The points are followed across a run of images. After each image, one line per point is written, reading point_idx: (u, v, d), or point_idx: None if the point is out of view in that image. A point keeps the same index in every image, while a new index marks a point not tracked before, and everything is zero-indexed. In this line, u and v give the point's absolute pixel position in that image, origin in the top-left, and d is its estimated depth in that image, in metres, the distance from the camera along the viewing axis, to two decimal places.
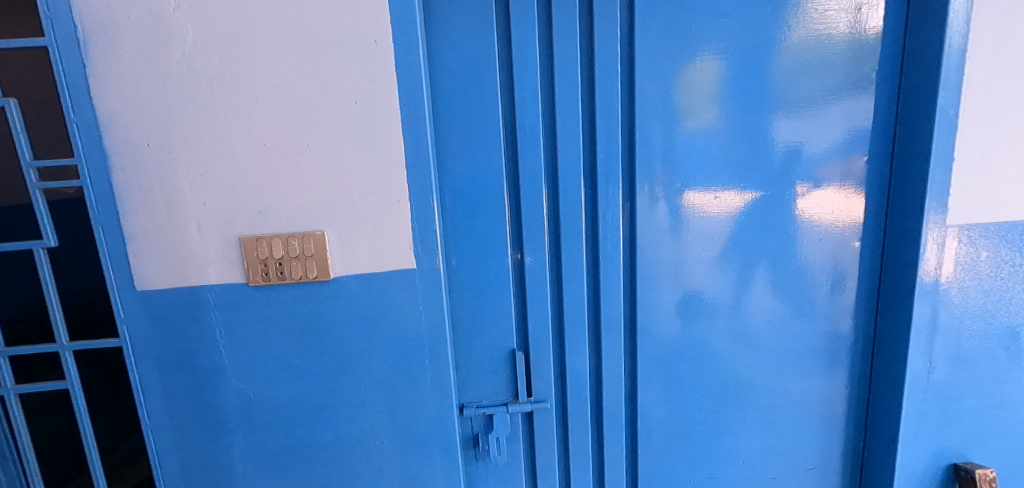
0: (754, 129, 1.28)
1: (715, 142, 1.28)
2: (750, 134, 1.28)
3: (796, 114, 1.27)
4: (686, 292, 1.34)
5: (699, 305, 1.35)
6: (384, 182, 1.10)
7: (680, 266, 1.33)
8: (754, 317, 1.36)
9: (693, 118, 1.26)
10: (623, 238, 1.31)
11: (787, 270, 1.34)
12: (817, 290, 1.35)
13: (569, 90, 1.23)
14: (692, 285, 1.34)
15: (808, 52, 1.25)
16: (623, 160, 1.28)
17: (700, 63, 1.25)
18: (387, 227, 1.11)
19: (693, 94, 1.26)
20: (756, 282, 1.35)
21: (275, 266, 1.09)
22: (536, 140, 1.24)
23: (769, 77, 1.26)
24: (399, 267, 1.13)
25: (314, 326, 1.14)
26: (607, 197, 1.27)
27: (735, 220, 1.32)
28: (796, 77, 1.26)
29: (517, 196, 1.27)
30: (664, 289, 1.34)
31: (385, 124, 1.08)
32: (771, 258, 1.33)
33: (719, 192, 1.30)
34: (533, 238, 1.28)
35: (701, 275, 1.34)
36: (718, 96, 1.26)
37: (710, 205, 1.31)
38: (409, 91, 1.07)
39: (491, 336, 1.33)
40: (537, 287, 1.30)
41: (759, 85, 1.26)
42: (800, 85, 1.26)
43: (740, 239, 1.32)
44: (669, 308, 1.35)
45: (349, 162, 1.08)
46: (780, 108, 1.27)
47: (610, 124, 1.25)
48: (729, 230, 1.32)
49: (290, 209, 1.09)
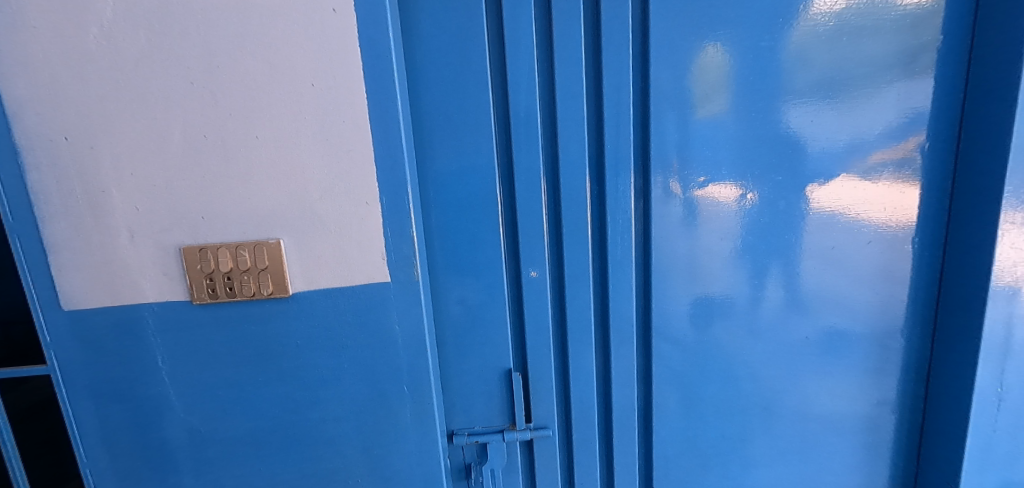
0: (788, 114, 1.08)
1: (743, 130, 1.08)
2: (785, 120, 1.08)
3: (841, 94, 1.07)
4: (708, 303, 1.16)
5: (724, 318, 1.16)
6: (349, 180, 0.92)
7: (701, 274, 1.14)
8: (786, 329, 1.17)
9: (713, 104, 1.07)
10: (634, 241, 1.12)
11: (826, 277, 1.15)
12: (862, 300, 1.16)
13: (571, 67, 1.04)
14: (715, 295, 1.15)
15: (856, 20, 1.05)
16: (634, 151, 1.09)
17: (722, 42, 1.05)
18: (355, 234, 0.94)
19: (710, 80, 1.06)
20: (788, 292, 1.16)
21: (224, 281, 0.92)
22: (532, 128, 1.06)
23: (808, 51, 1.06)
24: (370, 280, 0.96)
25: (272, 350, 0.97)
26: (617, 196, 1.09)
27: (764, 219, 1.12)
28: (841, 50, 1.06)
29: (512, 195, 1.09)
30: (683, 300, 1.15)
31: (350, 110, 0.90)
32: (808, 264, 1.14)
33: (747, 187, 1.11)
34: (530, 244, 1.10)
35: (726, 283, 1.15)
36: (731, 84, 1.07)
37: (736, 200, 1.11)
38: (378, 70, 0.89)
39: (485, 355, 1.15)
40: (535, 300, 1.12)
41: (796, 62, 1.06)
42: (846, 59, 1.06)
43: (770, 241, 1.13)
44: (689, 322, 1.16)
45: (306, 156, 0.91)
46: (821, 87, 1.07)
47: (620, 108, 1.06)
48: (758, 231, 1.13)
49: (239, 213, 0.91)
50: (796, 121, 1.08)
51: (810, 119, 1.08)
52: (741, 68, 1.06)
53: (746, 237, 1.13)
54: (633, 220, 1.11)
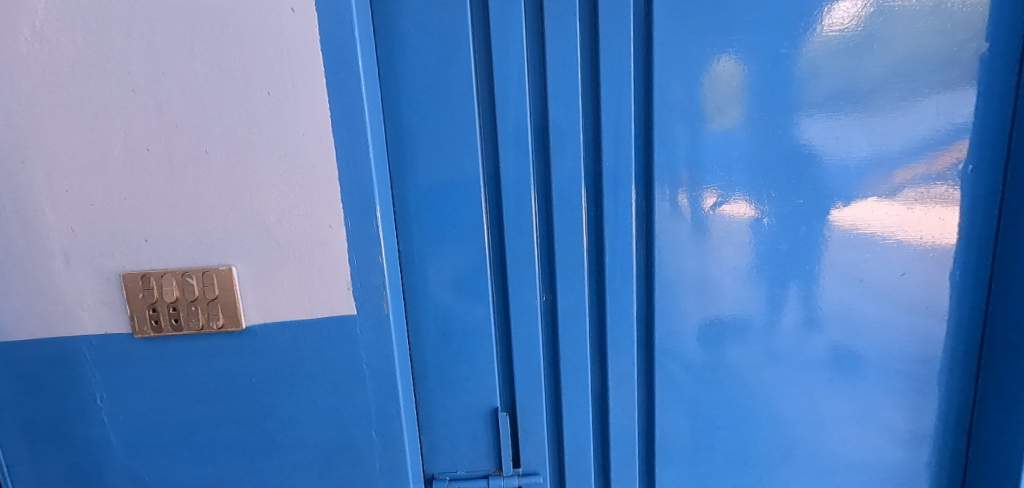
0: (807, 129, 0.96)
1: (759, 144, 0.96)
2: (803, 135, 0.96)
3: (867, 106, 0.95)
4: (718, 327, 1.03)
5: (736, 342, 1.03)
6: (310, 200, 0.82)
7: (712, 291, 1.01)
8: (810, 348, 1.03)
9: (732, 113, 0.95)
10: (637, 267, 1.00)
11: (854, 311, 1.02)
12: (894, 337, 1.02)
13: (565, 75, 0.93)
14: (725, 319, 1.03)
15: (885, 25, 0.93)
16: (636, 168, 0.97)
17: (739, 50, 0.94)
18: (317, 261, 0.83)
19: (732, 88, 0.94)
20: (811, 326, 1.03)
21: (169, 312, 0.82)
22: (522, 142, 0.94)
23: (830, 60, 0.94)
24: (334, 313, 0.85)
25: (224, 389, 0.87)
26: (617, 217, 0.97)
27: (784, 243, 1.00)
28: (868, 58, 0.94)
29: (500, 216, 0.97)
30: (693, 328, 1.02)
31: (311, 123, 0.80)
32: (833, 296, 1.01)
33: (762, 208, 0.99)
34: (519, 271, 0.98)
35: (739, 304, 1.02)
36: (758, 91, 0.95)
37: (751, 219, 0.99)
38: (342, 77, 0.79)
39: (468, 394, 1.03)
40: (524, 334, 1.00)
41: (816, 71, 0.94)
42: (873, 68, 0.94)
43: (791, 269, 1.01)
44: (699, 340, 1.03)
45: (262, 172, 0.81)
46: (844, 99, 0.95)
47: (620, 120, 0.94)
48: (775, 255, 1.00)
49: (186, 235, 0.81)
50: (816, 136, 0.96)
51: (832, 134, 0.96)
52: (760, 79, 0.94)
53: (760, 262, 1.01)
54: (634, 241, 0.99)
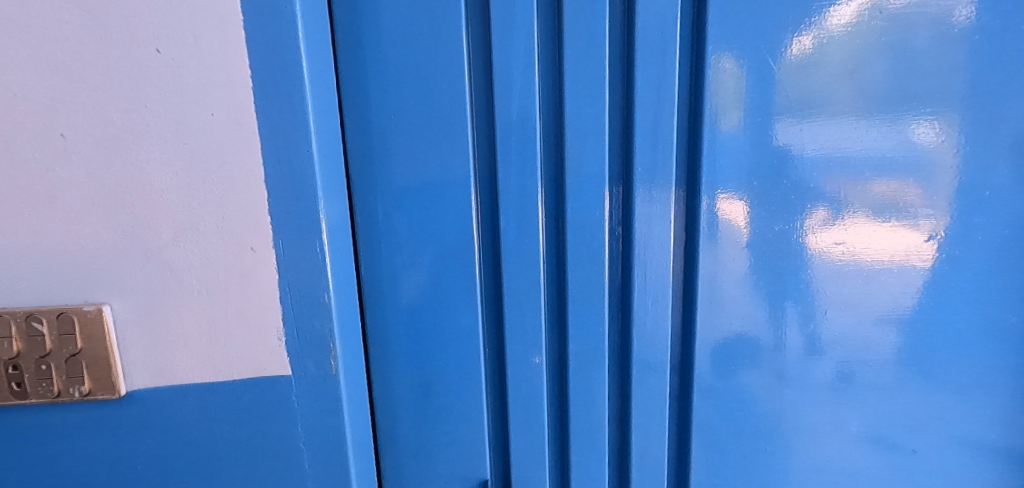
0: (795, 132, 0.69)
1: (840, 147, 0.69)
2: (788, 140, 0.69)
3: (876, 114, 0.69)
4: (725, 346, 0.74)
5: (753, 363, 0.75)
6: (218, 213, 0.55)
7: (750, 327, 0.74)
8: (896, 413, 0.77)
9: (739, 113, 0.68)
10: (673, 305, 0.74)
11: (959, 367, 0.75)
12: (1008, 402, 0.76)
13: (591, 46, 0.67)
14: (751, 349, 0.75)
15: (888, 27, 0.67)
16: (680, 174, 0.71)
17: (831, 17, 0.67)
18: (233, 300, 0.57)
19: (796, 80, 0.68)
20: (901, 384, 0.76)
21: (7, 374, 0.56)
22: (529, 137, 0.68)
23: (831, 49, 0.67)
24: (257, 373, 0.59)
25: (98, 478, 0.60)
26: (649, 238, 0.71)
27: (878, 282, 0.74)
28: (882, 54, 0.67)
29: (495, 235, 0.72)
30: (746, 390, 0.76)
31: (223, 99, 0.54)
32: (931, 346, 0.75)
33: (846, 237, 0.72)
34: (519, 311, 0.73)
35: (745, 317, 0.74)
36: (863, 75, 0.68)
37: (832, 246, 0.72)
38: (271, 35, 0.53)
39: (448, 469, 0.77)
40: (524, 392, 0.75)
41: (814, 64, 0.68)
42: (887, 67, 0.68)
43: (884, 312, 0.74)
44: (720, 373, 0.75)
45: (147, 169, 0.54)
46: (847, 99, 0.68)
47: (661, 110, 0.68)
48: (863, 298, 0.74)
49: (34, 260, 0.55)
50: (806, 143, 0.69)
51: (828, 145, 0.69)
52: (865, 54, 0.67)
53: (836, 302, 0.74)
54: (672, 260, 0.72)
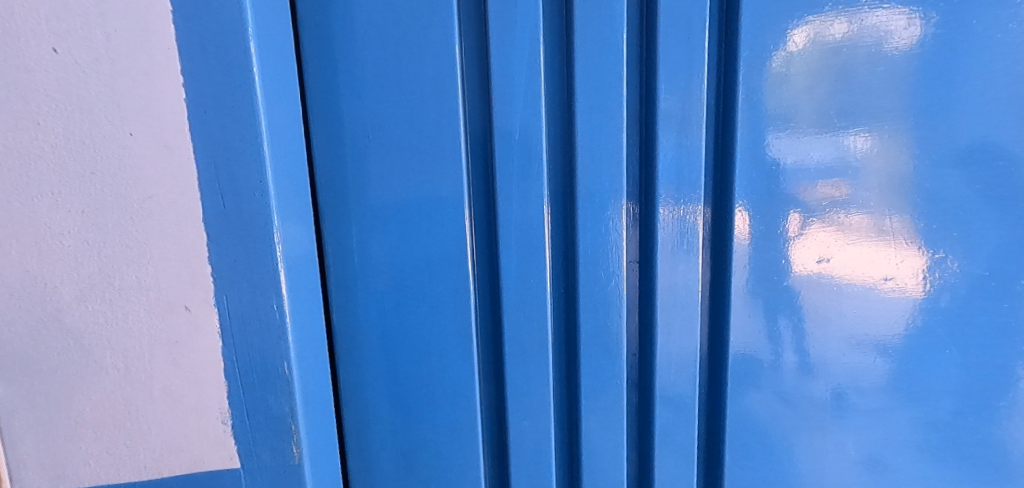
0: (802, 150, 0.57)
1: (898, 166, 0.57)
2: (794, 159, 0.57)
3: (906, 129, 0.56)
4: (754, 392, 0.62)
5: (798, 425, 0.63)
6: (136, 262, 0.42)
7: (793, 382, 0.62)
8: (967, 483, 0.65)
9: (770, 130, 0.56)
10: (701, 353, 0.63)
11: None
12: None
13: (609, 51, 0.55)
14: (794, 409, 0.62)
15: (840, 64, 0.55)
16: (710, 201, 0.59)
17: (876, 23, 0.55)
18: (160, 375, 0.44)
19: (826, 96, 0.56)
20: (975, 451, 0.64)
21: None
22: (533, 160, 0.56)
23: (822, 61, 0.55)
24: (191, 468, 0.46)
25: None
26: (674, 277, 0.59)
27: (942, 331, 0.61)
28: (890, 66, 0.55)
29: (493, 277, 0.60)
30: (790, 457, 0.64)
31: (146, 112, 0.41)
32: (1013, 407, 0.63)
33: (896, 271, 0.60)
34: (523, 368, 0.60)
35: (765, 351, 0.61)
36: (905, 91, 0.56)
37: (885, 282, 0.60)
38: (207, 35, 0.41)
39: None
40: (529, 464, 0.62)
41: (789, 88, 0.55)
42: (900, 79, 0.56)
43: (955, 367, 0.62)
44: (758, 438, 0.63)
45: (38, 206, 0.41)
46: (864, 113, 0.56)
47: (689, 128, 0.56)
48: (927, 347, 0.61)
49: None
50: (808, 167, 0.57)
51: (837, 163, 0.57)
52: (934, 60, 0.55)
53: (892, 351, 0.62)
54: (699, 296, 0.60)
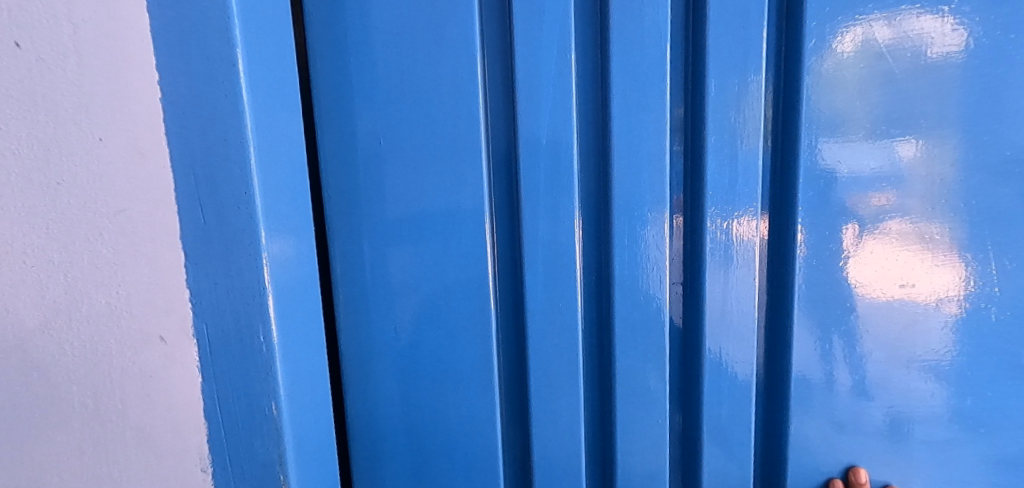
0: (863, 165, 0.48)
1: (1001, 175, 0.48)
2: (856, 175, 0.48)
3: (1012, 131, 0.47)
4: (824, 438, 0.52)
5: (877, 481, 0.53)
6: (107, 287, 0.37)
7: (870, 428, 0.52)
8: None
9: (831, 137, 0.47)
10: (759, 388, 0.53)
11: None
12: None
13: (653, 43, 0.47)
14: (872, 461, 0.53)
15: (900, 64, 0.46)
16: (770, 213, 0.50)
17: (940, 16, 0.46)
18: (134, 414, 0.38)
19: (888, 102, 0.47)
20: None
21: None
22: (563, 169, 0.49)
23: (878, 63, 0.46)
24: None
25: None
26: (725, 303, 0.51)
27: None
28: (992, 57, 0.46)
29: (516, 299, 0.52)
30: None
31: (118, 115, 0.36)
32: None
33: (1000, 299, 0.50)
34: (551, 407, 0.53)
35: (836, 390, 0.52)
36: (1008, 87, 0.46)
37: (986, 312, 0.50)
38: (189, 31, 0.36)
39: None
40: None
41: (842, 95, 0.47)
42: (1005, 72, 0.46)
43: None
44: None
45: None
46: (940, 118, 0.47)
47: (746, 130, 0.48)
48: None
49: None
50: (874, 183, 0.48)
51: (915, 174, 0.48)
52: None
53: (992, 394, 0.51)
54: (756, 323, 0.51)
